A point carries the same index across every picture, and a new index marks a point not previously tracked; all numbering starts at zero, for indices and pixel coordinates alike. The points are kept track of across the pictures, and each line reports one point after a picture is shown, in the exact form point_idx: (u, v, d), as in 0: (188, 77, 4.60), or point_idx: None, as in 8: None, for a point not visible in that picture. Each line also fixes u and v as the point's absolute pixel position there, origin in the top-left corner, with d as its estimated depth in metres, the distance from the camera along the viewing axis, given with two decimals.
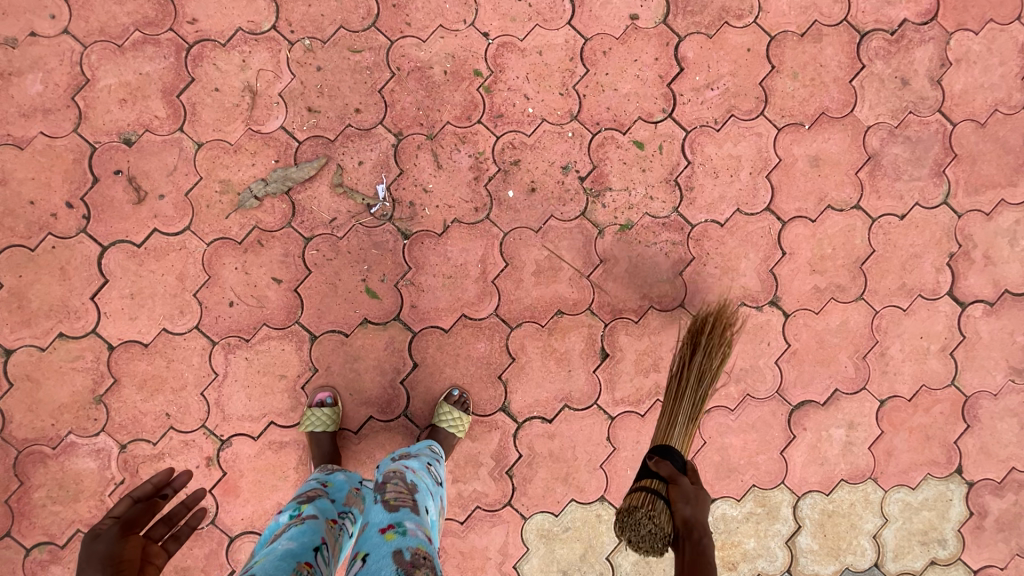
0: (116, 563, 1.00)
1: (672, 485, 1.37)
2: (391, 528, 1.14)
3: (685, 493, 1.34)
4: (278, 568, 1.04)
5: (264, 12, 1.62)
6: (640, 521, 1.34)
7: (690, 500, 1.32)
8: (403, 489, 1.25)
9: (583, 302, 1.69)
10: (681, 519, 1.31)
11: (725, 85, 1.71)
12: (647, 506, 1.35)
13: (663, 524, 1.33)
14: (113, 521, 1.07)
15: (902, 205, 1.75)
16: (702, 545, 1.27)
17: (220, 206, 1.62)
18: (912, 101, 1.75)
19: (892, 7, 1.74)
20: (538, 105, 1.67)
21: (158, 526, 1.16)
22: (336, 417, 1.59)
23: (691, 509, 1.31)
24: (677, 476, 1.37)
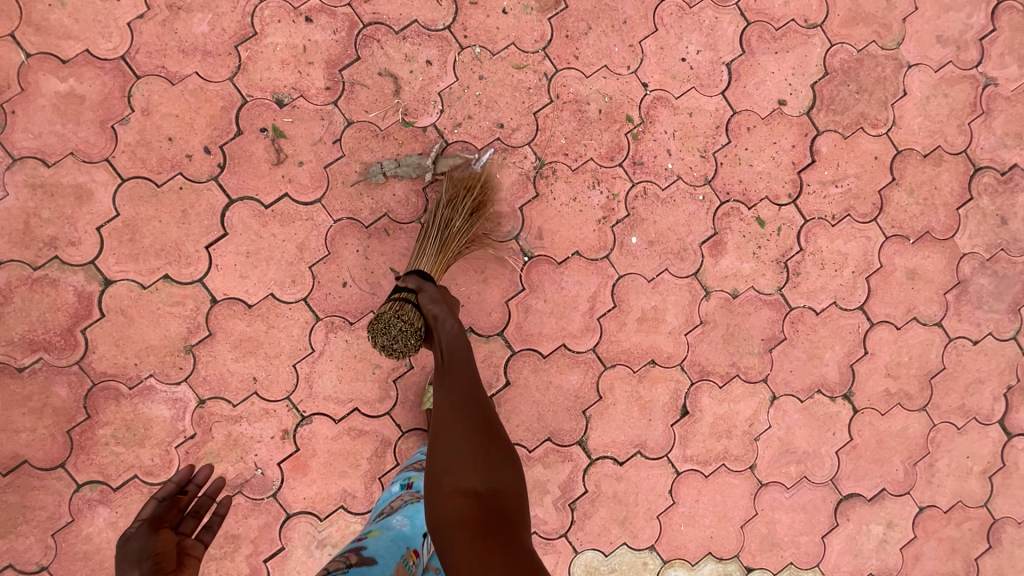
0: (150, 556, 1.02)
1: (417, 292, 1.43)
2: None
3: (431, 294, 1.41)
4: (390, 548, 1.20)
5: (443, 11, 1.64)
6: (390, 323, 1.40)
7: (436, 299, 1.39)
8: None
9: (676, 357, 1.75)
10: (430, 315, 1.37)
11: (849, 185, 1.80)
12: (397, 308, 1.42)
13: (414, 320, 1.42)
14: (142, 520, 1.11)
15: (977, 332, 1.87)
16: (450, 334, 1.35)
17: (355, 187, 1.62)
18: (1006, 240, 1.88)
19: (1007, 151, 1.87)
20: (677, 163, 1.73)
21: (188, 521, 1.19)
22: None
23: (438, 306, 1.37)
24: (423, 283, 1.44)
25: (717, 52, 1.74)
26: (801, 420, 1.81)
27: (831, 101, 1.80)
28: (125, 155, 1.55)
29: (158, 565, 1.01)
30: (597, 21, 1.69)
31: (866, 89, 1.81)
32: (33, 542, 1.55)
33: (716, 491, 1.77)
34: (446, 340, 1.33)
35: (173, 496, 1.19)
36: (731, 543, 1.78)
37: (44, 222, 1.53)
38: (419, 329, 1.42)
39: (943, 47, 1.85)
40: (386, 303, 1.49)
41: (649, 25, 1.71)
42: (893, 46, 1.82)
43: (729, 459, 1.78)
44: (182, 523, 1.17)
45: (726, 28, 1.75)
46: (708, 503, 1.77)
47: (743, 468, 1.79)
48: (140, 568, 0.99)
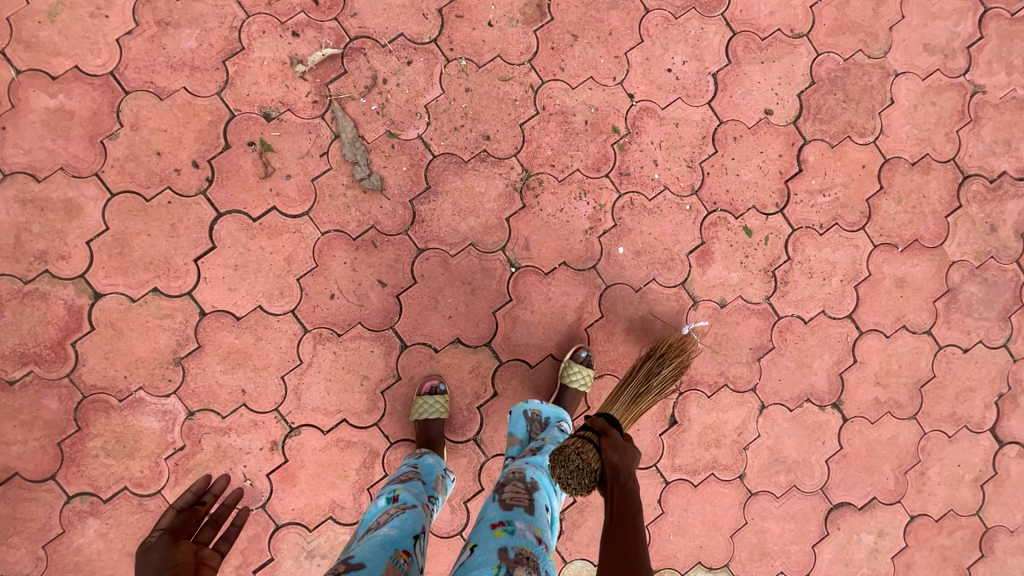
0: (171, 566, 1.09)
1: (604, 434, 1.39)
2: (500, 525, 1.21)
3: (615, 442, 1.34)
4: (378, 552, 1.15)
5: (429, 24, 1.65)
6: (569, 458, 1.35)
7: (619, 448, 1.32)
8: (520, 488, 1.31)
9: (664, 366, 1.75)
10: (609, 465, 1.30)
11: (836, 194, 1.80)
12: (576, 444, 1.36)
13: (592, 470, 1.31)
14: (162, 531, 1.22)
15: (967, 340, 1.86)
16: (628, 490, 1.24)
17: (343, 199, 1.63)
18: (996, 247, 1.87)
19: (996, 158, 1.87)
20: (664, 173, 1.74)
21: (206, 531, 1.28)
22: (447, 406, 1.61)
23: (620, 457, 1.30)
24: (609, 427, 1.41)
25: (703, 62, 1.75)
26: (791, 429, 1.80)
27: (817, 110, 1.80)
28: (114, 170, 1.57)
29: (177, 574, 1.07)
30: (582, 33, 1.70)
31: (853, 98, 1.81)
32: (24, 553, 1.56)
33: (705, 501, 1.77)
34: (617, 476, 1.27)
35: (190, 507, 1.31)
36: (720, 552, 1.78)
37: (34, 236, 1.55)
38: (595, 473, 1.34)
39: (930, 56, 1.85)
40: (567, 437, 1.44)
41: (635, 36, 1.72)
42: (879, 55, 1.83)
43: (718, 468, 1.78)
44: (201, 532, 1.27)
45: (712, 38, 1.75)
46: (697, 512, 1.77)
47: (732, 477, 1.78)
48: None
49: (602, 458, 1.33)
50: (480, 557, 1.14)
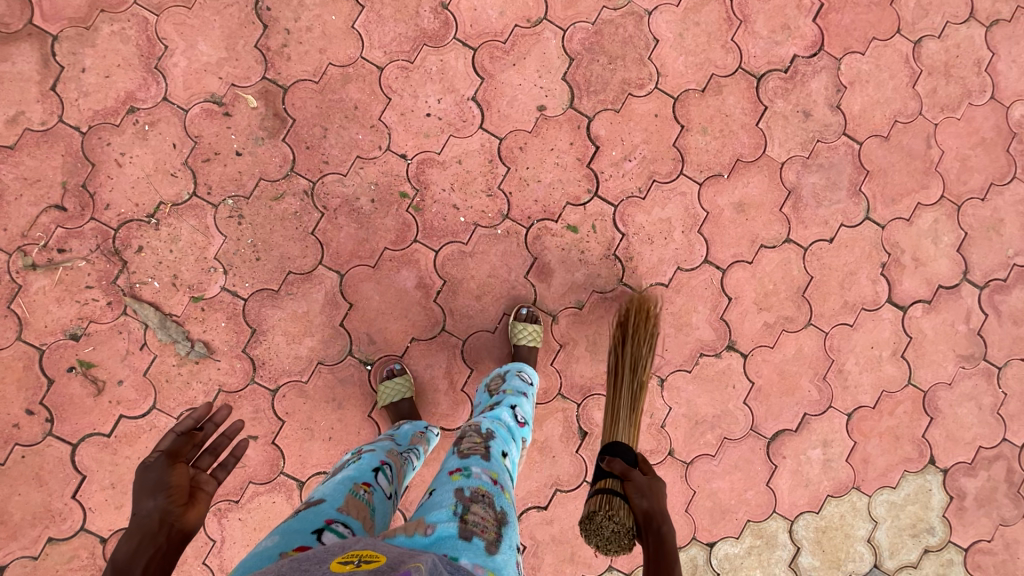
0: (164, 489, 1.06)
1: (625, 479, 1.37)
2: (457, 472, 1.23)
3: (638, 486, 1.34)
4: (337, 489, 1.20)
5: (181, 180, 1.62)
6: (603, 525, 1.38)
7: (644, 493, 1.33)
8: (477, 439, 1.34)
9: (553, 388, 1.74)
10: (640, 511, 1.32)
11: (641, 154, 1.77)
12: (606, 508, 1.39)
13: (625, 519, 1.37)
14: (160, 453, 1.11)
15: (829, 230, 1.84)
16: (662, 540, 1.27)
17: (180, 379, 1.62)
18: (818, 130, 1.83)
19: (781, 47, 1.82)
20: (468, 212, 1.71)
21: (205, 456, 1.19)
22: (410, 383, 1.64)
23: (647, 500, 1.33)
24: (628, 470, 1.37)
25: (457, 91, 1.71)
26: (698, 389, 1.79)
27: (588, 83, 1.76)
28: None
29: (171, 499, 1.05)
30: (330, 120, 1.66)
31: (616, 56, 1.76)
32: None
33: None
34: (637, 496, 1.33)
35: (189, 432, 1.17)
36: (683, 530, 1.79)
37: None
38: (631, 528, 1.37)
39: None
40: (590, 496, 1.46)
41: (381, 98, 1.68)
42: (624, 2, 1.77)
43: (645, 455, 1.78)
44: (200, 458, 1.18)
45: (456, 65, 1.71)
46: None
47: (662, 458, 1.78)
48: (154, 499, 1.05)
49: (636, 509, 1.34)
50: (436, 497, 1.16)
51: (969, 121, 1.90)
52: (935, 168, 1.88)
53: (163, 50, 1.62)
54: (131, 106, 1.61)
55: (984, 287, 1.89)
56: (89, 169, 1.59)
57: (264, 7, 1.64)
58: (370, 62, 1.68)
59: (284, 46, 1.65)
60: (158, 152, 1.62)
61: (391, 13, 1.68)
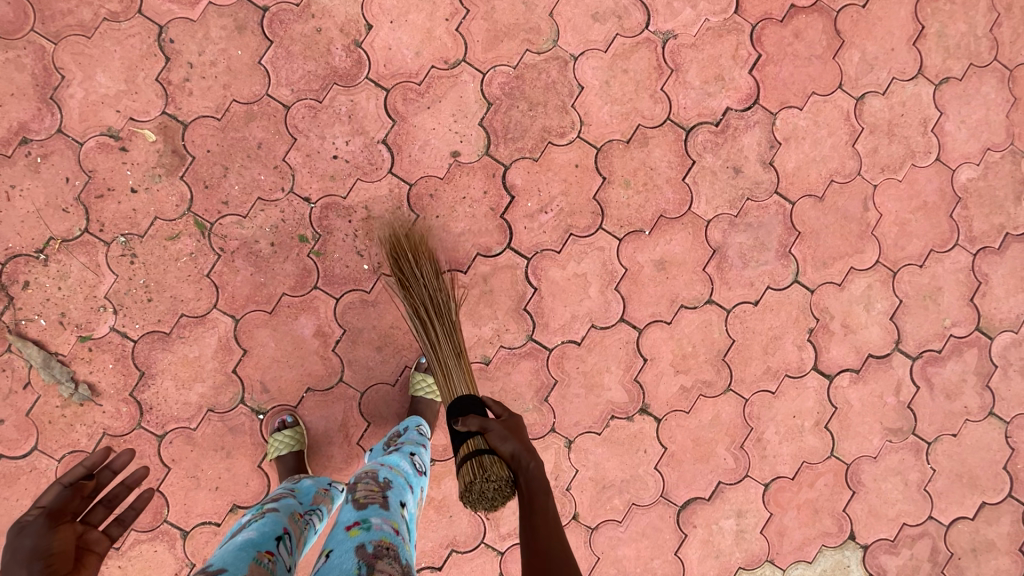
0: (44, 557, 0.93)
1: (484, 432, 1.31)
2: (354, 525, 1.15)
3: (499, 433, 1.29)
4: (237, 557, 1.04)
5: (73, 216, 1.57)
6: (483, 491, 1.28)
7: (505, 436, 1.28)
8: (374, 487, 1.25)
9: (453, 445, 1.68)
10: (505, 456, 1.27)
11: (559, 206, 1.70)
12: (474, 468, 1.31)
13: (500, 472, 1.30)
14: (39, 512, 0.98)
15: (754, 292, 1.76)
16: (530, 478, 1.21)
17: (64, 420, 1.57)
18: (748, 187, 1.75)
19: (713, 98, 1.74)
20: (372, 260, 1.64)
21: (97, 510, 1.07)
22: (300, 436, 1.58)
23: (512, 442, 1.27)
24: (486, 421, 1.31)
25: (367, 133, 1.64)
26: (607, 452, 1.73)
27: (506, 130, 1.68)
28: None
29: (52, 568, 0.93)
30: (231, 159, 1.60)
31: (538, 102, 1.69)
32: None
33: None
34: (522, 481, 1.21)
35: (78, 483, 1.04)
36: None
37: None
38: (509, 478, 1.30)
39: (603, 24, 1.71)
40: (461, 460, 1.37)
41: (286, 138, 1.61)
42: (549, 46, 1.70)
43: None
44: (91, 511, 1.06)
45: (367, 106, 1.64)
46: None
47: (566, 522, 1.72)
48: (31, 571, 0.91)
49: (503, 457, 1.27)
50: (335, 561, 1.08)
51: (911, 183, 1.81)
52: (871, 232, 1.80)
53: (60, 80, 1.56)
54: (24, 137, 1.55)
55: (916, 358, 1.82)
56: None
57: (168, 39, 1.58)
58: (276, 100, 1.61)
59: (186, 80, 1.58)
60: (50, 186, 1.56)
61: (300, 49, 1.62)
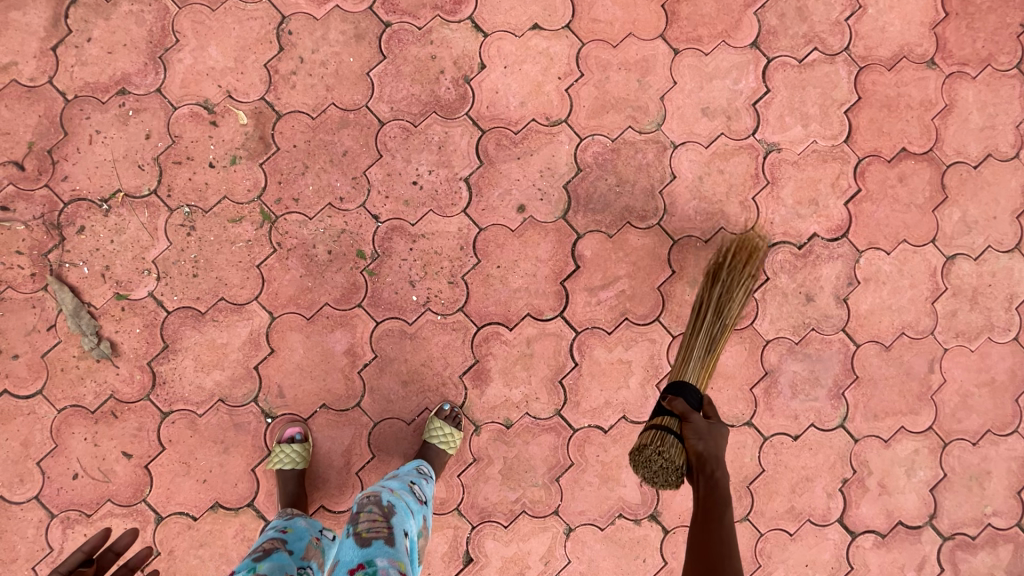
0: None
1: (683, 420, 1.35)
2: (360, 568, 1.16)
3: (698, 428, 1.32)
4: None
5: (146, 175, 1.55)
6: (652, 459, 1.33)
7: (702, 435, 1.31)
8: (377, 517, 1.24)
9: (451, 501, 1.61)
10: (693, 453, 1.30)
11: (621, 287, 1.65)
12: (657, 443, 1.34)
13: (675, 457, 1.32)
14: None
15: (796, 426, 1.68)
16: (717, 484, 1.27)
17: (75, 372, 1.54)
18: (816, 318, 1.69)
19: (802, 220, 1.69)
20: (423, 293, 1.60)
21: None
22: (306, 454, 1.53)
23: (706, 444, 1.30)
24: (689, 412, 1.34)
25: (452, 168, 1.62)
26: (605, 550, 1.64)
27: (589, 199, 1.65)
28: None
29: None
30: (313, 159, 1.58)
31: (627, 180, 1.66)
32: None
33: None
34: (707, 480, 1.28)
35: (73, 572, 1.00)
36: None
37: None
38: (681, 467, 1.32)
39: (711, 120, 1.68)
40: (641, 430, 1.42)
41: (372, 152, 1.60)
42: (652, 128, 1.67)
43: None
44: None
45: (459, 141, 1.62)
46: None
47: None
48: None
49: (689, 449, 1.32)
50: None
51: (983, 356, 1.73)
52: (931, 395, 1.71)
53: (173, 42, 1.57)
54: (122, 88, 1.55)
55: (947, 538, 1.71)
56: (60, 137, 1.54)
57: (287, 30, 1.59)
58: (373, 114, 1.60)
59: (293, 73, 1.58)
60: (133, 141, 1.55)
61: (410, 71, 1.61)
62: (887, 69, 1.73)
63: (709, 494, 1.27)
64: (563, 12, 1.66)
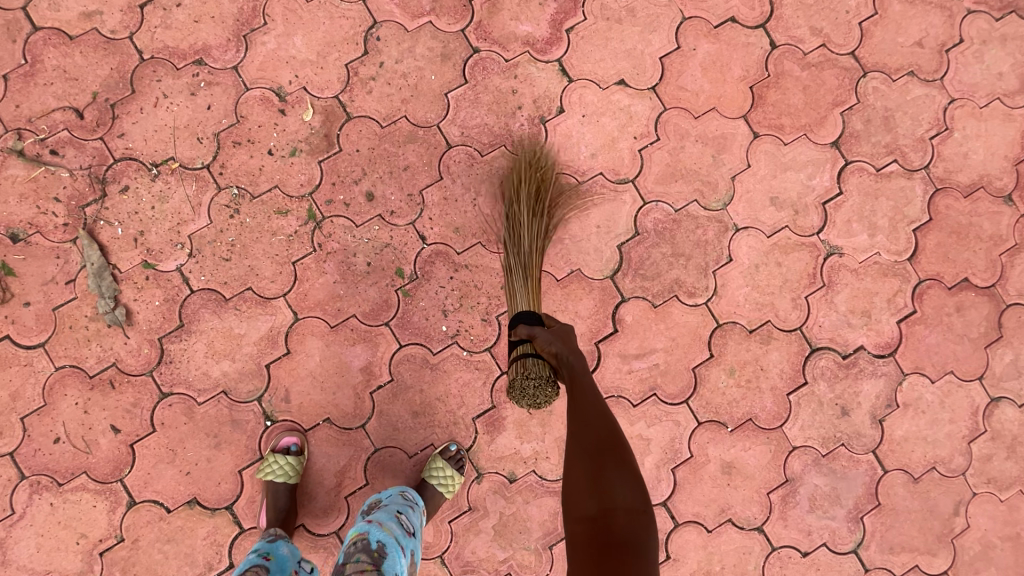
0: None
1: (533, 340, 1.37)
2: None
3: (545, 336, 1.34)
4: None
5: (203, 148, 1.52)
6: (524, 386, 1.35)
7: (552, 339, 1.32)
8: (366, 565, 1.21)
9: (436, 547, 1.52)
10: (549, 356, 1.32)
11: (656, 360, 1.58)
12: (522, 365, 1.37)
13: (541, 369, 1.36)
14: None
15: (807, 542, 1.59)
16: (580, 377, 1.26)
17: (83, 333, 1.47)
18: (848, 433, 1.61)
19: (852, 330, 1.64)
20: (453, 325, 1.54)
21: None
22: (299, 469, 1.45)
23: (560, 344, 1.31)
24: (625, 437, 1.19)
25: None
26: None
27: (640, 264, 1.60)
28: None
29: None
30: (373, 167, 1.54)
31: (682, 253, 1.61)
32: None
33: None
34: (582, 392, 1.24)
35: None
36: None
37: None
38: (550, 376, 1.36)
39: (778, 210, 1.64)
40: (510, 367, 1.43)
41: (433, 172, 1.56)
42: (718, 207, 1.63)
43: None
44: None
45: None
46: None
47: None
48: None
49: (548, 357, 1.33)
50: None
51: (1012, 509, 1.65)
52: (951, 538, 1.63)
53: (261, 24, 1.54)
54: (200, 59, 1.53)
55: None
56: (126, 93, 1.51)
57: (376, 36, 1.57)
58: (443, 135, 1.56)
59: (372, 79, 1.56)
60: (197, 112, 1.52)
61: (488, 100, 1.58)
62: (962, 195, 1.69)
63: (577, 398, 1.23)
64: (652, 74, 1.63)
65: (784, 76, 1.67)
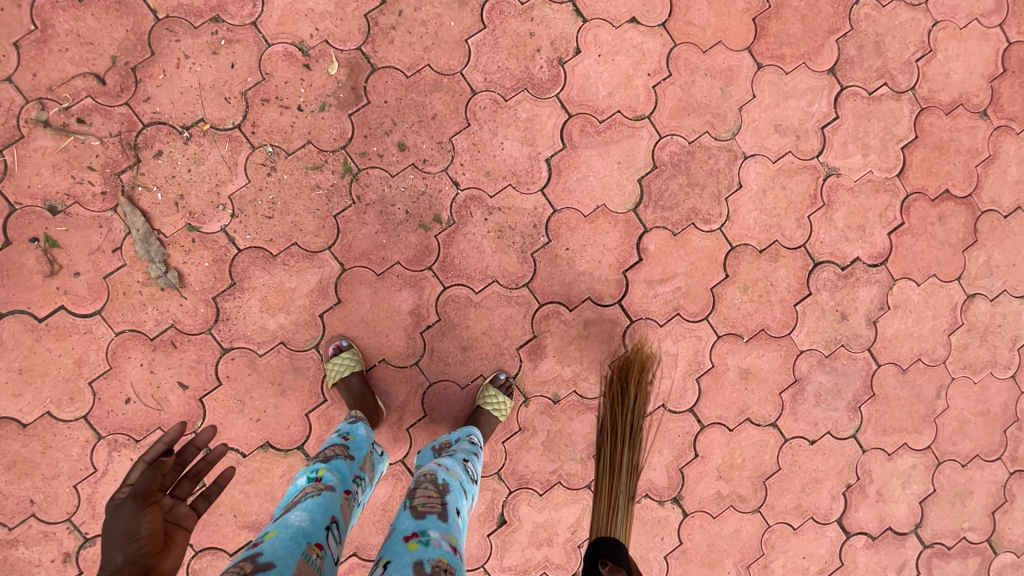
0: (136, 538, 0.92)
1: None
2: (414, 537, 1.12)
3: None
4: (287, 548, 0.99)
5: (232, 108, 1.53)
6: None
7: None
8: (433, 493, 1.23)
9: (493, 466, 1.69)
10: None
11: (678, 284, 1.73)
12: None
13: None
14: (127, 492, 0.97)
15: (815, 432, 1.82)
16: None
17: (138, 298, 1.52)
18: (847, 335, 1.82)
19: (849, 244, 1.81)
20: (492, 264, 1.64)
21: (184, 483, 1.06)
22: (358, 357, 1.57)
23: None
24: None
25: (536, 146, 1.65)
26: None
27: (660, 196, 1.71)
28: None
29: (143, 551, 0.91)
30: (403, 118, 1.59)
31: (697, 182, 1.73)
32: None
33: None
34: None
35: (159, 459, 1.03)
36: None
37: None
38: None
39: (782, 136, 1.77)
40: None
41: (461, 119, 1.61)
42: (727, 136, 1.74)
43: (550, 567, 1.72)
44: (177, 485, 1.06)
45: (546, 121, 1.65)
46: None
47: None
48: (123, 553, 0.90)
49: None
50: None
51: (983, 388, 1.90)
52: (934, 418, 1.88)
53: None
54: (217, 16, 1.51)
55: (927, 546, 1.90)
56: (146, 56, 1.50)
57: None
58: (467, 82, 1.61)
59: (392, 28, 1.58)
60: (221, 71, 1.52)
61: (508, 45, 1.63)
62: (944, 113, 1.85)
63: None
64: (661, 10, 1.70)
65: (784, 7, 1.76)
